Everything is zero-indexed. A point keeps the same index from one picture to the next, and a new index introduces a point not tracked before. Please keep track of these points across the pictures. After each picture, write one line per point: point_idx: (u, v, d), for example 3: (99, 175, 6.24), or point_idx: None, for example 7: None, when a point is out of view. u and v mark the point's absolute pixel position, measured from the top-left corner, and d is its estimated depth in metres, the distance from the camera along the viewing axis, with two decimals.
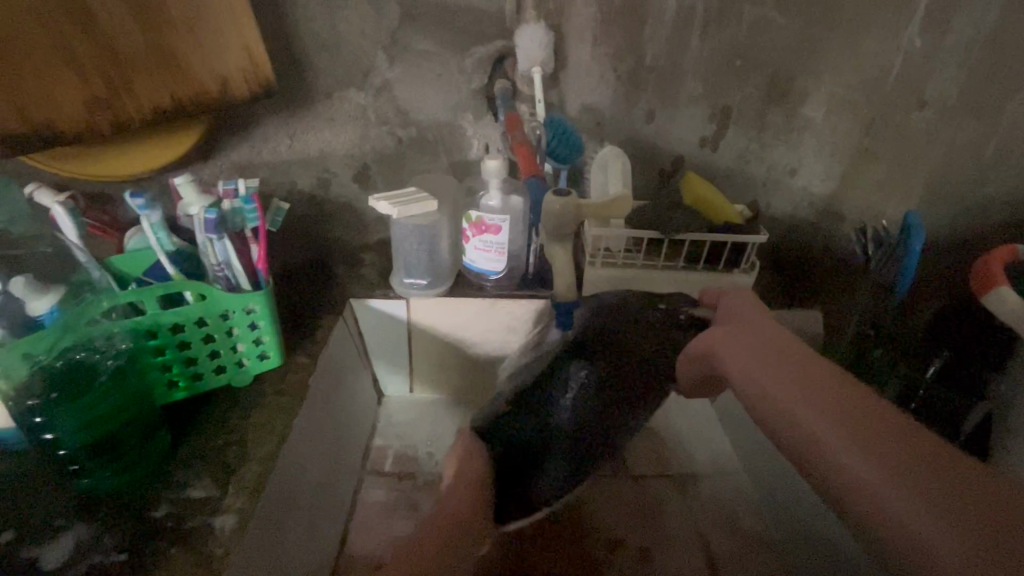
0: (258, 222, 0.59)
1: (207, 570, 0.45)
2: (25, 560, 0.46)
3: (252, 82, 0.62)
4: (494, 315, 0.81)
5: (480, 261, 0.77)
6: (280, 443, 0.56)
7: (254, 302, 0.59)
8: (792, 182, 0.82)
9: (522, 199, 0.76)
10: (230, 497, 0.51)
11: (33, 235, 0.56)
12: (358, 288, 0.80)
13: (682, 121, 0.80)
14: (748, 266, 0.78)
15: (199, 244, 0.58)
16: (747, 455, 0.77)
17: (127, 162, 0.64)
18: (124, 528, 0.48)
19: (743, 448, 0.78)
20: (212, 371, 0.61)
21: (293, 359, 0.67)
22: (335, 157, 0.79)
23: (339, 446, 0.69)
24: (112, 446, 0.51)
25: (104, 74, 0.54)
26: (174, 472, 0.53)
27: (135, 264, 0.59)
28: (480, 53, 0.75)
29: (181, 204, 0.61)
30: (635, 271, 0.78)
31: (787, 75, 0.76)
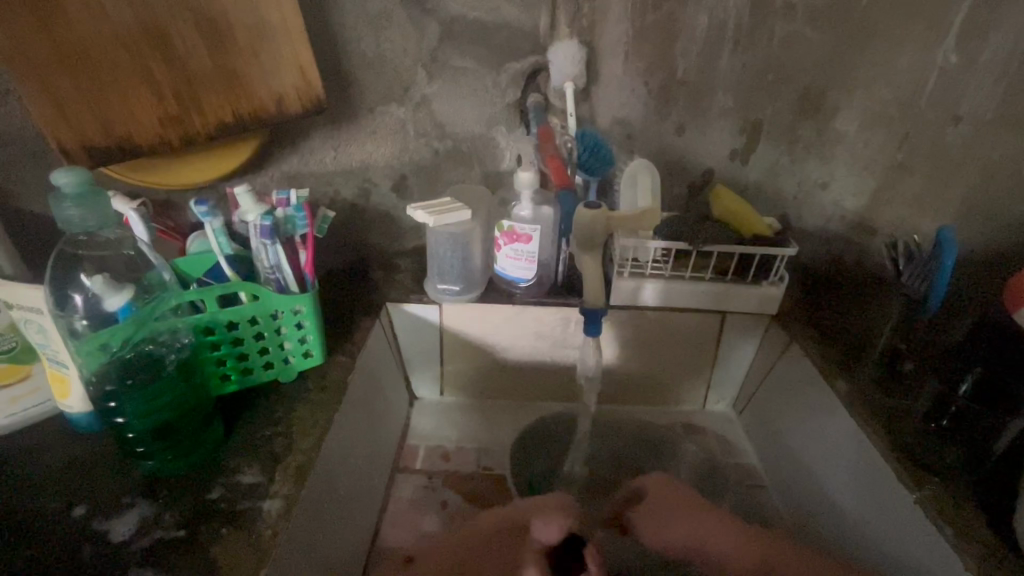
0: (307, 229, 0.64)
1: (258, 548, 0.49)
2: (97, 530, 0.51)
3: (304, 99, 0.67)
4: (524, 322, 0.84)
5: (510, 269, 0.81)
6: (324, 435, 0.60)
7: (301, 303, 0.63)
8: (823, 195, 0.85)
9: (552, 209, 0.79)
10: (277, 483, 0.55)
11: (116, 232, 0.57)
12: (393, 292, 0.84)
13: (712, 133, 0.83)
14: (776, 278, 0.81)
15: (253, 249, 0.63)
16: (774, 469, 0.80)
17: (190, 172, 0.69)
18: (183, 508, 0.52)
19: (772, 465, 0.80)
20: (261, 366, 0.65)
21: (334, 357, 0.71)
22: (376, 168, 0.84)
23: (374, 441, 0.73)
24: (172, 433, 0.56)
25: (176, 92, 0.60)
26: (227, 458, 0.57)
27: (194, 267, 0.64)
28: (514, 69, 0.78)
29: (238, 211, 0.65)
30: (662, 282, 0.81)
31: (819, 90, 0.79)
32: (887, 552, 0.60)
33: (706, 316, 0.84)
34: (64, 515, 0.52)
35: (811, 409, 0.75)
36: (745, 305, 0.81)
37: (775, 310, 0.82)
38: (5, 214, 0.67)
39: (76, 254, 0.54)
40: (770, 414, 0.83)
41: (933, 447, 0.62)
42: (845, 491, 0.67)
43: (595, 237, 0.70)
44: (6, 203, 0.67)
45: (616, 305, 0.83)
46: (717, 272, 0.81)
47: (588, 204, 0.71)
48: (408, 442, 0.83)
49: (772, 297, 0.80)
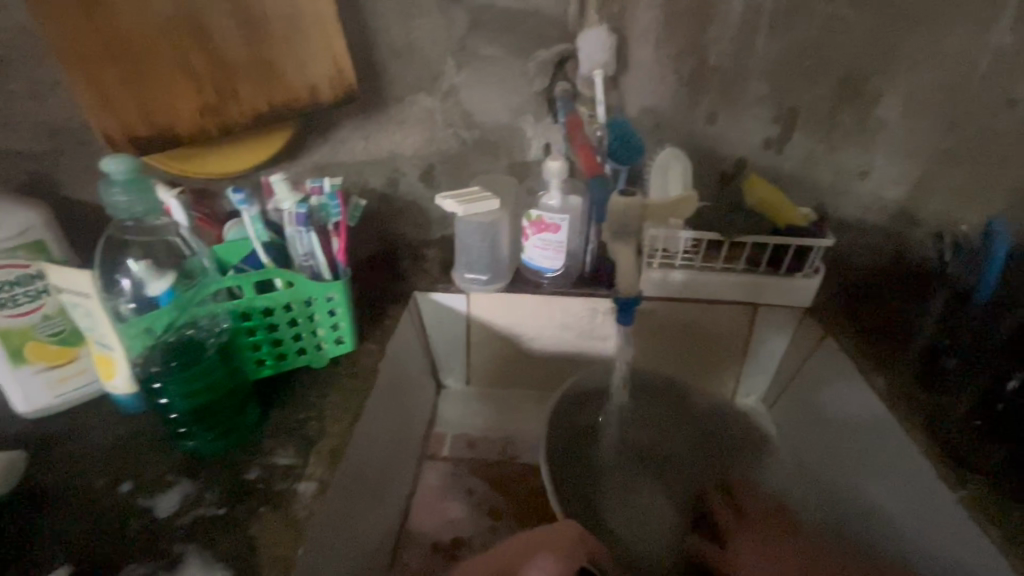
0: (340, 218, 0.65)
1: (294, 528, 0.50)
2: (142, 506, 0.53)
3: (337, 89, 0.67)
4: (550, 313, 0.84)
5: (537, 259, 0.81)
6: (355, 420, 0.61)
7: (334, 290, 0.64)
8: (861, 185, 0.82)
9: (580, 198, 0.79)
10: (312, 466, 0.56)
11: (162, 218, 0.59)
12: (421, 281, 0.85)
13: (746, 121, 0.81)
14: (811, 270, 0.79)
15: (288, 237, 0.64)
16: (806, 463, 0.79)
17: (226, 161, 0.70)
18: (223, 487, 0.54)
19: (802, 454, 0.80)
20: (295, 352, 0.66)
21: (364, 344, 0.72)
22: (404, 158, 0.84)
23: (403, 428, 0.74)
24: (212, 415, 0.57)
25: (214, 83, 0.61)
26: (263, 440, 0.59)
27: (231, 253, 0.65)
28: (543, 57, 0.78)
29: (274, 199, 0.66)
30: (693, 272, 0.79)
31: (859, 75, 0.76)
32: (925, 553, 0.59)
33: (737, 308, 0.83)
34: (111, 490, 0.54)
35: (847, 403, 0.73)
36: (778, 297, 0.80)
37: (809, 302, 0.80)
38: (52, 202, 0.70)
39: (124, 240, 0.56)
40: (803, 408, 0.81)
41: (978, 442, 0.61)
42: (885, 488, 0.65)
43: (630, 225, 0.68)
44: (53, 192, 0.69)
45: (645, 296, 0.82)
46: (749, 263, 0.79)
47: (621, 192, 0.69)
48: (434, 430, 0.84)
49: (806, 289, 0.79)
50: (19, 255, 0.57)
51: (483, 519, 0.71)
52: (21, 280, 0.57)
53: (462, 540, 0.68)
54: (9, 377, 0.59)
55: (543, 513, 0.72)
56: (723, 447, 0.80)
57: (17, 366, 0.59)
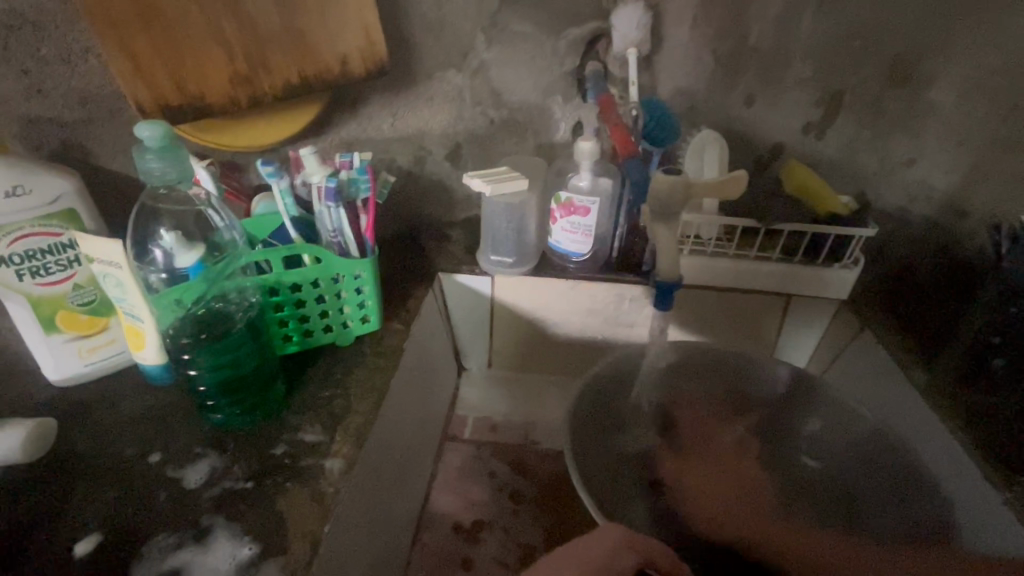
0: (369, 194, 0.63)
1: (321, 504, 0.50)
2: (172, 477, 0.53)
3: (368, 61, 0.65)
4: (577, 297, 0.82)
5: (564, 242, 0.79)
6: (381, 399, 0.61)
7: (361, 268, 0.63)
8: (907, 173, 0.79)
9: (612, 181, 0.76)
10: (338, 443, 0.56)
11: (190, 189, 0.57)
12: (445, 262, 0.83)
13: (786, 105, 0.77)
14: (850, 261, 0.76)
15: (316, 212, 0.63)
16: None
17: (256, 135, 0.69)
18: (251, 461, 0.54)
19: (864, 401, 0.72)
20: (321, 329, 0.66)
21: (389, 324, 0.71)
22: (431, 136, 0.82)
23: (426, 408, 0.74)
24: (239, 388, 0.57)
25: (245, 52, 0.60)
26: (289, 416, 0.59)
27: (260, 228, 0.65)
28: (575, 34, 0.75)
29: (303, 174, 0.65)
30: (726, 261, 0.77)
31: (909, 58, 0.72)
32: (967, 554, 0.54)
33: (770, 298, 0.80)
34: (141, 460, 0.55)
35: (887, 395, 0.70)
36: (815, 288, 0.77)
37: (846, 294, 0.77)
38: (84, 172, 0.69)
39: (156, 208, 0.55)
40: None
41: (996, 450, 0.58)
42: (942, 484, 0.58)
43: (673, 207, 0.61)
44: (85, 161, 0.69)
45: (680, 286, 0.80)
46: (785, 252, 0.77)
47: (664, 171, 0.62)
48: (456, 412, 0.83)
49: (843, 281, 0.76)
50: (52, 224, 0.57)
51: (505, 503, 0.70)
52: (53, 249, 0.57)
53: (483, 523, 0.68)
54: (42, 345, 0.59)
55: (564, 500, 0.71)
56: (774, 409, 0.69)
57: (49, 334, 0.59)
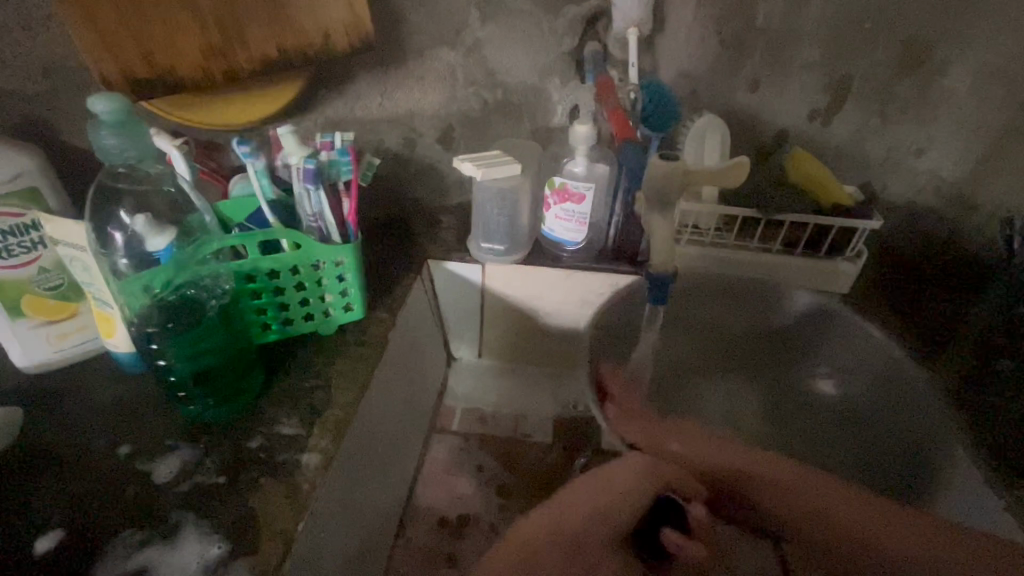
0: (351, 176, 0.60)
1: (295, 502, 0.48)
2: (142, 470, 0.51)
3: (352, 35, 0.62)
4: (570, 288, 0.80)
5: (558, 231, 0.76)
6: (362, 391, 0.58)
7: (343, 254, 0.60)
8: (916, 164, 0.76)
9: (608, 168, 0.74)
10: (316, 437, 0.54)
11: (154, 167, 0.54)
12: (435, 249, 0.81)
13: (792, 90, 0.74)
14: (853, 254, 0.74)
15: (295, 194, 0.60)
16: None
17: (235, 113, 0.66)
18: (223, 455, 0.52)
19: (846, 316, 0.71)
20: (301, 317, 0.63)
21: (374, 313, 0.69)
22: (421, 118, 0.79)
23: (412, 400, 0.72)
24: (214, 378, 0.54)
25: (220, 23, 0.56)
26: (265, 409, 0.56)
27: (235, 210, 0.61)
28: (573, 12, 0.71)
29: (282, 154, 0.62)
30: (725, 251, 0.75)
31: (924, 43, 0.69)
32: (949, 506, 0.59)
33: None
34: (110, 452, 0.52)
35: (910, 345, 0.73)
36: (814, 281, 0.75)
37: (845, 288, 0.76)
38: (53, 148, 0.66)
39: (118, 188, 0.52)
40: None
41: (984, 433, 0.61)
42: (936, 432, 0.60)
43: (670, 194, 0.59)
44: (53, 136, 0.66)
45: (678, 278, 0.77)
46: (786, 244, 0.74)
47: (663, 156, 0.58)
48: (444, 403, 0.81)
49: (844, 274, 0.74)
50: (13, 203, 0.54)
51: (492, 498, 0.68)
52: (16, 230, 0.54)
53: (469, 518, 0.66)
54: (7, 331, 0.57)
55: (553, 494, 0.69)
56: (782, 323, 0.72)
57: (14, 319, 0.56)
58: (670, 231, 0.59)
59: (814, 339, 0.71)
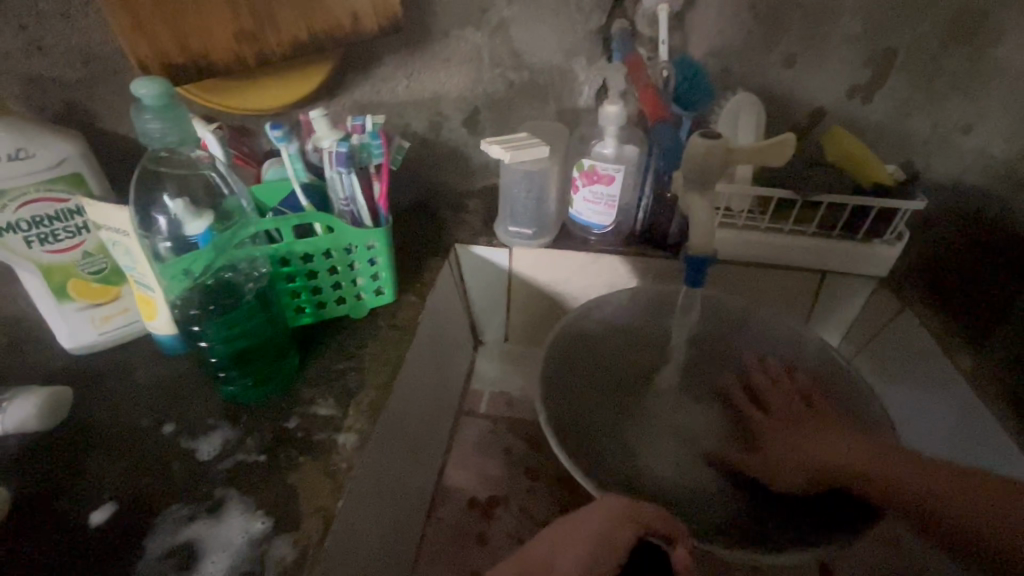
0: (382, 159, 0.60)
1: (334, 479, 0.49)
2: (185, 448, 0.52)
3: (381, 16, 0.61)
4: (598, 272, 0.79)
5: (586, 214, 0.75)
6: (394, 373, 0.59)
7: (375, 238, 0.61)
8: (962, 140, 0.73)
9: (638, 149, 0.72)
10: (351, 418, 0.54)
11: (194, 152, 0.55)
12: (462, 234, 0.81)
13: (832, 66, 0.71)
14: (894, 236, 0.72)
15: (327, 178, 0.61)
16: None
17: (265, 97, 0.66)
18: (263, 435, 0.53)
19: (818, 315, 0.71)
20: (334, 301, 0.64)
21: (404, 297, 0.69)
22: (448, 100, 0.78)
23: (441, 384, 0.72)
24: (252, 360, 0.55)
25: (252, 7, 0.57)
26: (302, 389, 0.57)
27: (270, 195, 0.62)
28: None
29: (313, 138, 0.62)
30: (759, 234, 0.73)
31: (974, 13, 0.65)
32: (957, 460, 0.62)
33: (804, 275, 0.76)
34: (155, 431, 0.54)
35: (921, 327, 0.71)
36: (850, 264, 0.73)
37: (883, 271, 0.74)
38: (90, 135, 0.67)
39: (159, 172, 0.52)
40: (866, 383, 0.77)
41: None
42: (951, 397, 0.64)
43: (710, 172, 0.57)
44: (92, 124, 0.67)
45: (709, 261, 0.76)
46: (822, 226, 0.72)
47: (702, 133, 0.57)
48: (471, 386, 0.82)
49: (884, 257, 0.72)
50: (58, 189, 0.55)
51: (521, 479, 0.69)
52: (61, 215, 0.56)
53: (498, 499, 0.67)
54: (55, 313, 0.59)
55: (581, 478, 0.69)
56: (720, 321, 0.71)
57: (62, 302, 0.58)
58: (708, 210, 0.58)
59: (747, 330, 0.70)
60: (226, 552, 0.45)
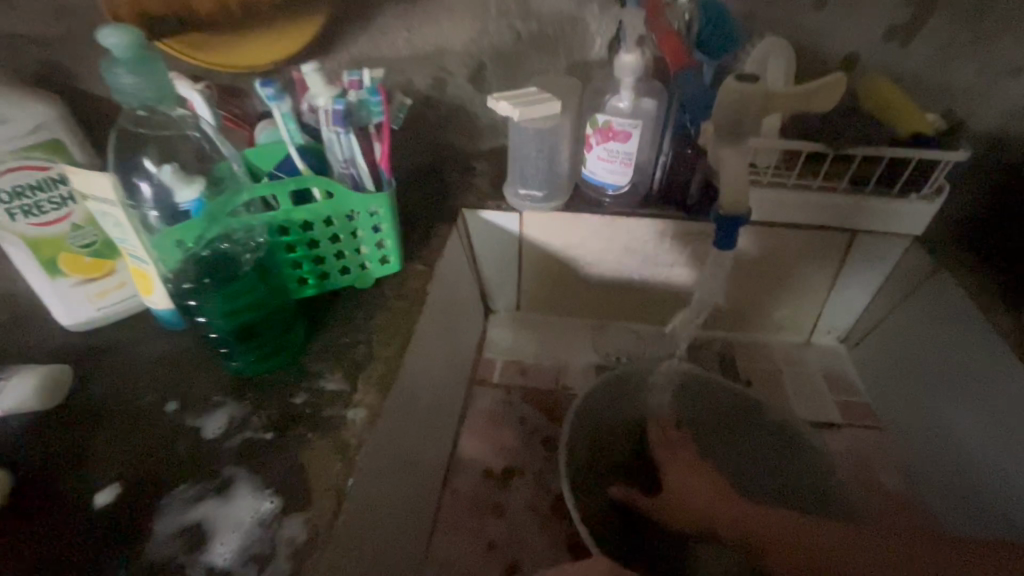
0: (382, 118, 0.56)
1: (344, 457, 0.47)
2: (190, 427, 0.50)
3: None
4: (613, 236, 0.75)
5: (601, 173, 0.71)
6: (404, 345, 0.57)
7: (377, 203, 0.57)
8: (1012, 84, 0.67)
9: (655, 103, 0.68)
10: (360, 393, 0.52)
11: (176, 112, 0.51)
12: (471, 198, 0.76)
13: (872, 4, 0.65)
14: (932, 191, 0.67)
15: (325, 140, 0.56)
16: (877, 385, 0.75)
17: (258, 54, 0.62)
18: (270, 411, 0.51)
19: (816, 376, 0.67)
20: (338, 271, 0.61)
21: (412, 265, 0.66)
22: (451, 55, 0.73)
23: (452, 353, 0.70)
24: (255, 334, 0.53)
25: None
26: (309, 363, 0.55)
27: (264, 158, 0.57)
28: None
29: (308, 95, 0.58)
30: (787, 192, 0.68)
31: None
32: (993, 471, 0.60)
33: (833, 236, 0.72)
34: (159, 408, 0.52)
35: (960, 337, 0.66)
36: (883, 222, 0.69)
37: (920, 229, 0.69)
38: (74, 98, 0.63)
39: (139, 134, 0.50)
40: (894, 347, 0.74)
41: None
42: (1008, 394, 0.59)
43: (744, 120, 0.53)
44: (75, 86, 0.63)
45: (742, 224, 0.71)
46: (854, 182, 0.68)
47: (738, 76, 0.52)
48: (483, 356, 0.79)
49: (920, 214, 0.67)
50: (36, 156, 0.52)
51: (537, 449, 0.67)
52: (44, 185, 0.52)
53: (514, 470, 0.66)
54: (48, 289, 0.56)
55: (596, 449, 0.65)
56: (731, 401, 0.67)
57: (54, 277, 0.56)
58: (741, 163, 0.54)
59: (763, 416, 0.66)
60: (236, 533, 0.43)
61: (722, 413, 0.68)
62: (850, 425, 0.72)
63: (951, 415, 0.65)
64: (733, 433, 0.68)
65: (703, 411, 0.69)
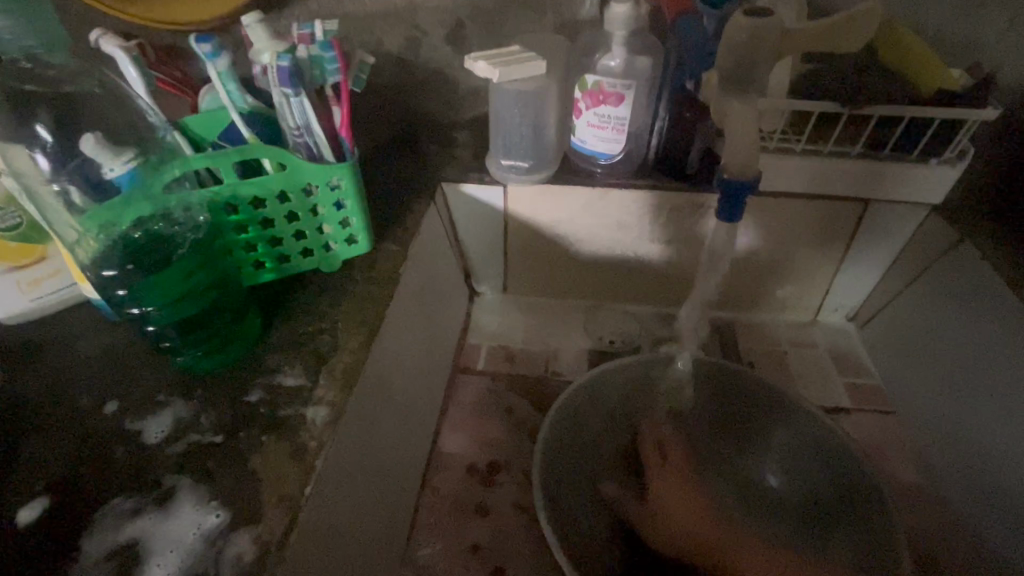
0: (339, 77, 0.49)
1: (301, 464, 0.42)
2: (130, 431, 0.45)
3: None
4: (605, 210, 0.68)
5: (591, 142, 0.64)
6: (372, 333, 0.51)
7: (338, 175, 0.51)
8: None
9: (650, 61, 0.61)
10: (322, 388, 0.47)
11: (79, 71, 0.48)
12: (451, 170, 0.70)
13: None
14: (955, 154, 0.60)
15: (275, 104, 0.50)
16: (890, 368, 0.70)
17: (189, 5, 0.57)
18: (220, 411, 0.46)
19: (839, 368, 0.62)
20: (299, 253, 0.55)
21: (383, 245, 0.60)
22: (425, 11, 0.66)
23: (431, 340, 0.64)
24: (199, 325, 0.47)
25: None
26: (266, 355, 0.50)
27: (208, 126, 0.51)
28: None
29: (253, 52, 0.51)
30: (795, 159, 0.61)
31: None
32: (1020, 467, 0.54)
33: (844, 207, 0.66)
34: (96, 410, 0.47)
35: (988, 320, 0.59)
36: (900, 190, 0.63)
37: (937, 199, 0.63)
38: None
39: (25, 91, 0.45)
40: (911, 326, 0.68)
41: None
42: None
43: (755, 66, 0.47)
44: None
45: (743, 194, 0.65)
46: (869, 146, 0.61)
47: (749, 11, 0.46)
48: (468, 342, 0.74)
49: (941, 181, 0.61)
50: None
51: (524, 442, 0.62)
52: None
53: (499, 465, 0.61)
54: None
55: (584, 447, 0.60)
56: (739, 396, 0.61)
57: None
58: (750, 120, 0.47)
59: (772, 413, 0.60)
60: (175, 551, 0.38)
61: (730, 411, 0.62)
62: (860, 410, 0.67)
63: (977, 409, 0.59)
64: (742, 429, 0.63)
65: (703, 407, 0.64)
